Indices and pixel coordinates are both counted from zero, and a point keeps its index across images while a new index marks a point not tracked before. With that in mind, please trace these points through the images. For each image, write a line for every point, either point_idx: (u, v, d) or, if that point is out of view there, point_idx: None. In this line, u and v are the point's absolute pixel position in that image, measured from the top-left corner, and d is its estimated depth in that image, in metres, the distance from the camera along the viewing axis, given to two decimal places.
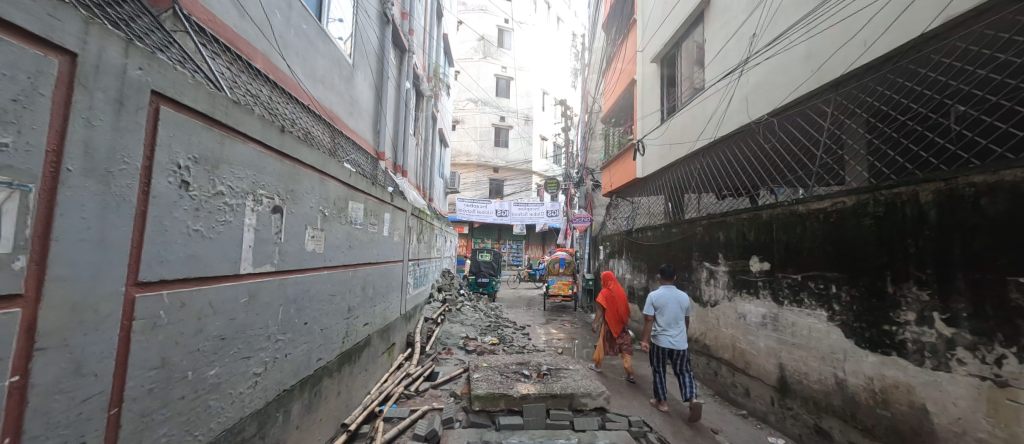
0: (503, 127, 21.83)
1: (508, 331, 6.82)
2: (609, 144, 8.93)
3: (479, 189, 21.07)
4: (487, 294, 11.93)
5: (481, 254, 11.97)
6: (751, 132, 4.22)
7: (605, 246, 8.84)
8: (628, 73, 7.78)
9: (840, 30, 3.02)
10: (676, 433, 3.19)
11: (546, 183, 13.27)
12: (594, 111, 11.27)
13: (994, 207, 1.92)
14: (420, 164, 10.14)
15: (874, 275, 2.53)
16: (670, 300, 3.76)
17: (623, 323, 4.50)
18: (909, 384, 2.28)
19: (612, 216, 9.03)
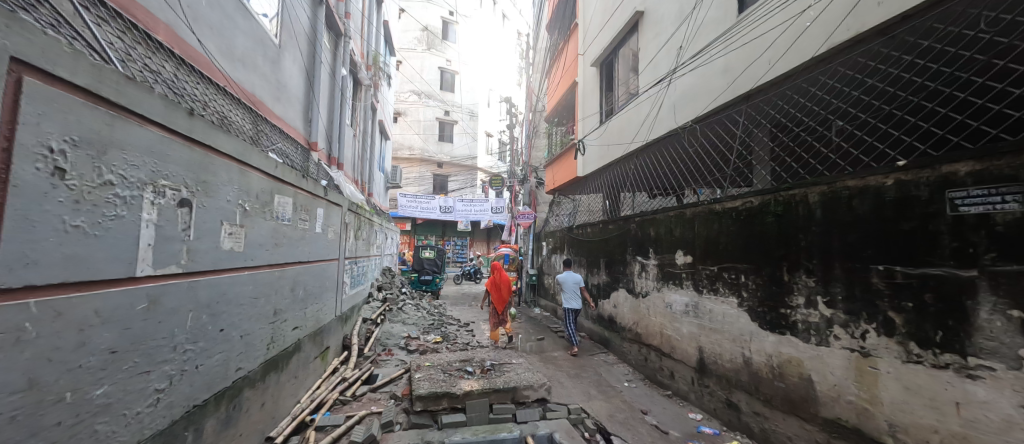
0: (448, 122, 21.42)
1: (451, 329, 6.74)
2: (552, 143, 9.21)
3: (423, 185, 20.46)
4: (430, 292, 11.63)
5: (424, 250, 11.74)
6: (676, 138, 4.63)
7: (548, 243, 9.14)
8: (570, 76, 8.09)
9: (750, 49, 3.41)
10: (611, 417, 3.41)
11: (492, 180, 13.30)
12: (538, 110, 11.54)
13: (863, 207, 2.33)
14: (358, 158, 9.56)
15: (774, 265, 2.94)
16: (571, 278, 5.68)
17: (506, 303, 5.91)
18: (799, 357, 2.70)
19: (554, 212, 9.32)
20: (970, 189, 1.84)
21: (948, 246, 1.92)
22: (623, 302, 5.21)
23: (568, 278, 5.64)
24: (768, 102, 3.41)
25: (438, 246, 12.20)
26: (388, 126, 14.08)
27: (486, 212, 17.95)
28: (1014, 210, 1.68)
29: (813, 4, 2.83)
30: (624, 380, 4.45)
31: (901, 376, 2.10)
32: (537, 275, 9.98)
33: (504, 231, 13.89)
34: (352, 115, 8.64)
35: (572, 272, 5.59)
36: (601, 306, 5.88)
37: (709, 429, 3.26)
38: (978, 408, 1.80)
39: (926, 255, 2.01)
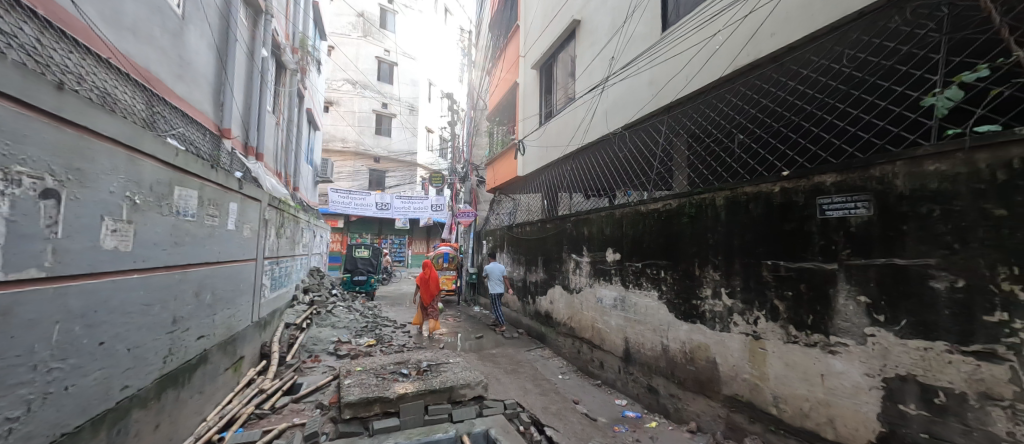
0: (385, 114, 20.44)
1: (386, 331, 6.47)
2: (493, 142, 9.27)
3: (357, 180, 19.31)
4: (364, 293, 11.00)
5: (358, 249, 11.12)
6: (607, 143, 4.90)
7: (488, 241, 9.18)
8: (511, 77, 8.20)
9: (670, 63, 3.71)
10: (545, 409, 3.53)
11: (432, 177, 12.88)
12: (480, 109, 11.53)
13: (757, 209, 2.71)
14: (281, 149, 8.70)
15: (688, 261, 3.28)
16: (497, 270, 6.76)
17: (434, 297, 6.31)
18: (707, 343, 3.05)
19: (495, 211, 9.37)
20: (833, 196, 2.24)
21: (817, 244, 2.32)
22: (559, 298, 5.43)
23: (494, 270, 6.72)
24: (686, 115, 3.76)
25: (373, 244, 11.64)
26: (318, 116, 13.02)
27: (426, 209, 17.49)
28: (862, 214, 2.10)
29: (721, 29, 3.15)
30: (559, 373, 4.65)
31: (783, 354, 2.49)
32: (478, 273, 10.00)
33: (444, 229, 13.64)
34: (273, 101, 7.82)
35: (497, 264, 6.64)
36: (538, 303, 6.07)
37: (632, 413, 3.54)
38: (836, 377, 2.19)
39: (802, 252, 2.40)
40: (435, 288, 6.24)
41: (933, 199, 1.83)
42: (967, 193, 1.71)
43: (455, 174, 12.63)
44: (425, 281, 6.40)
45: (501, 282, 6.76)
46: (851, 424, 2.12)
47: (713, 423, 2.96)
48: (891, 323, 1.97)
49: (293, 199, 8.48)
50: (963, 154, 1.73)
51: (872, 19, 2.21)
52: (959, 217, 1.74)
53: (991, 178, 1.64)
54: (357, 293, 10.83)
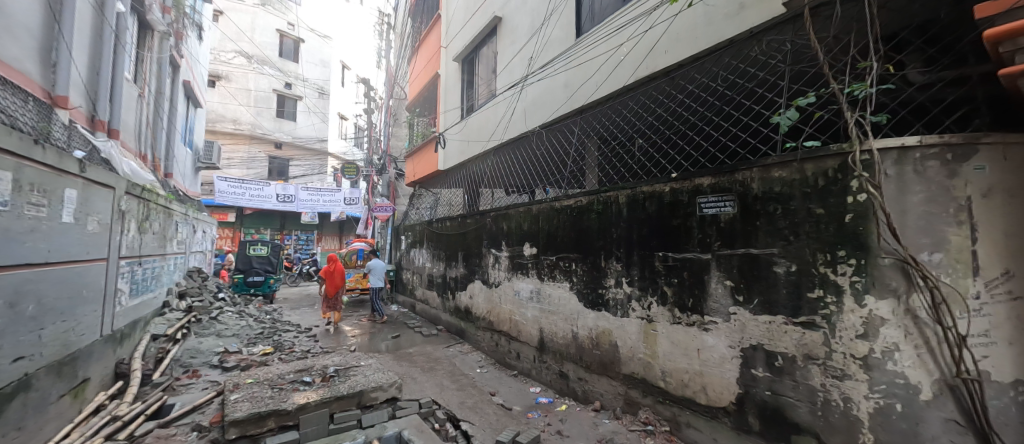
0: (290, 96, 18.32)
1: (287, 336, 5.86)
2: (413, 134, 8.92)
3: (253, 168, 16.95)
4: (262, 296, 9.78)
5: (252, 247, 9.77)
6: (525, 140, 5.04)
7: (407, 237, 8.82)
8: (432, 67, 7.98)
9: (582, 68, 3.93)
10: (461, 404, 3.52)
11: (345, 168, 11.95)
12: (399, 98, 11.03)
13: (650, 207, 3.03)
14: (148, 126, 7.23)
15: (595, 253, 3.54)
16: (378, 266, 7.66)
17: (338, 288, 6.64)
18: (610, 328, 3.33)
19: (414, 205, 9.03)
20: (709, 196, 2.61)
21: (696, 237, 2.68)
22: (478, 293, 5.46)
23: (376, 266, 7.61)
24: (596, 118, 4.02)
25: (272, 241, 10.33)
26: (199, 91, 11.08)
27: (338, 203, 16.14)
28: (728, 211, 2.48)
29: (624, 42, 3.43)
30: (476, 367, 4.68)
31: (670, 334, 2.83)
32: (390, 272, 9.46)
33: (359, 224, 12.80)
34: (133, 67, 6.46)
35: (380, 262, 7.54)
36: (458, 298, 6.03)
37: (545, 399, 3.72)
38: (708, 350, 2.57)
39: (684, 244, 2.76)
40: (340, 278, 6.64)
41: (776, 200, 2.24)
42: (798, 195, 2.13)
43: (371, 165, 11.90)
44: (330, 274, 6.73)
45: (382, 277, 7.64)
46: (718, 389, 2.50)
47: (614, 400, 3.25)
48: (747, 302, 2.37)
49: (164, 187, 7.10)
50: (797, 163, 2.14)
51: (739, 47, 2.62)
52: (793, 215, 2.15)
53: (815, 183, 2.06)
54: (252, 296, 9.69)
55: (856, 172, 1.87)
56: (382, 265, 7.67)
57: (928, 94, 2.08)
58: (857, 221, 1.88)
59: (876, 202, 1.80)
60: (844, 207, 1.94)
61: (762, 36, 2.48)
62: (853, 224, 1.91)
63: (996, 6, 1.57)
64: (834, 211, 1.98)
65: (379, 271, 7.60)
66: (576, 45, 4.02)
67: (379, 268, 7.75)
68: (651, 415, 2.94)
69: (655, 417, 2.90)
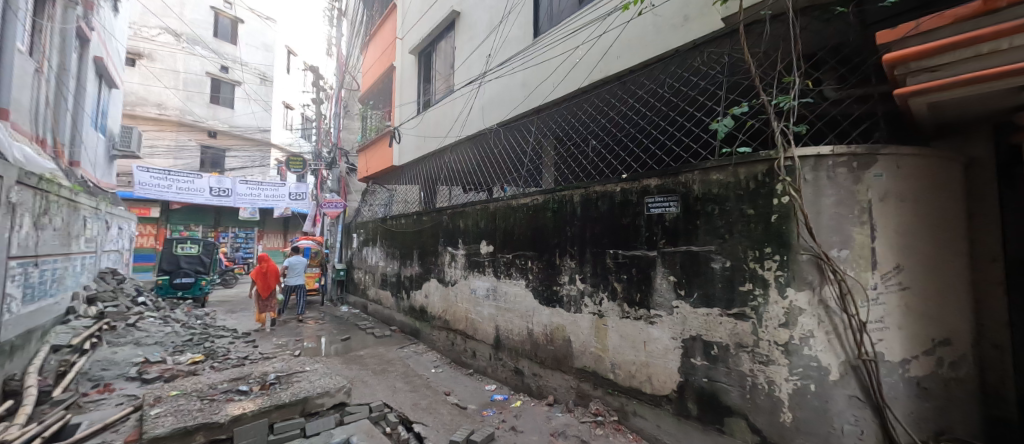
0: (226, 81, 16.81)
1: (221, 342, 5.38)
2: (366, 127, 8.57)
3: (183, 158, 15.35)
4: (192, 299, 8.92)
5: (181, 245, 8.94)
6: (483, 138, 5.02)
7: (358, 235, 8.45)
8: (387, 59, 7.71)
9: (540, 68, 3.97)
10: (414, 406, 3.43)
11: (290, 161, 11.15)
12: (351, 89, 10.54)
13: (602, 206, 3.14)
14: (47, 107, 6.30)
15: (550, 251, 3.61)
16: (299, 263, 7.85)
17: (272, 290, 6.57)
18: (564, 324, 3.41)
19: (367, 202, 8.68)
20: (655, 196, 2.75)
21: (644, 235, 2.82)
22: (434, 292, 5.36)
23: (296, 263, 7.78)
24: (552, 119, 4.08)
25: (205, 238, 9.49)
26: (115, 71, 9.83)
27: (282, 198, 15.08)
28: (672, 211, 2.63)
29: (580, 45, 3.51)
30: (431, 367, 4.59)
31: (619, 328, 2.95)
32: (339, 272, 9.02)
33: (307, 221, 12.06)
34: (27, 38, 5.58)
35: (300, 258, 7.78)
36: (412, 298, 5.88)
37: (500, 396, 3.73)
38: (653, 342, 2.71)
39: (633, 242, 2.89)
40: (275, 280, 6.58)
41: (714, 201, 2.41)
42: (733, 197, 2.31)
43: (319, 159, 11.25)
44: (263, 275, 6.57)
45: (302, 274, 7.89)
46: (662, 378, 2.65)
47: (566, 393, 3.34)
48: (688, 296, 2.53)
49: (69, 178, 6.21)
50: (731, 167, 2.32)
51: (684, 56, 2.78)
52: (727, 216, 2.33)
53: (747, 186, 2.24)
54: (179, 300, 8.76)
55: (782, 177, 2.06)
56: (302, 262, 7.91)
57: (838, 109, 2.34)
58: (782, 221, 2.08)
59: (797, 204, 2.00)
60: (770, 207, 2.13)
61: (704, 48, 2.66)
62: (778, 223, 2.10)
63: (892, 34, 1.79)
64: (762, 211, 2.17)
65: (299, 268, 7.82)
66: (534, 45, 4.05)
67: (300, 264, 7.94)
68: (600, 406, 3.05)
69: (605, 408, 3.01)
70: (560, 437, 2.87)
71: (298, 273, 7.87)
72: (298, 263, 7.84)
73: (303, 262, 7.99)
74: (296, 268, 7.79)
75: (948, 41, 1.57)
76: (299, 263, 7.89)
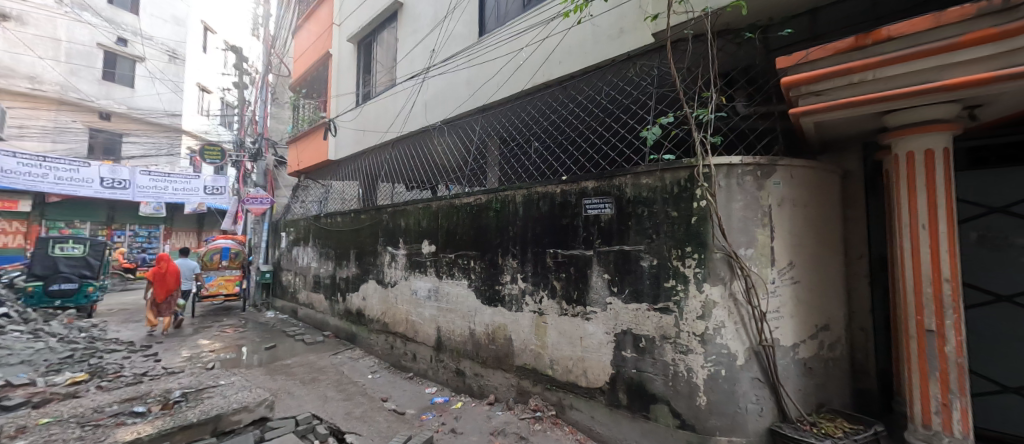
0: (126, 55, 14.59)
1: (112, 358, 4.66)
2: (298, 117, 7.98)
3: (67, 142, 13.07)
4: (75, 308, 7.71)
5: (59, 245, 7.56)
6: (427, 134, 4.90)
7: (288, 233, 7.80)
8: (322, 45, 7.22)
9: (485, 67, 3.96)
10: (347, 415, 3.26)
11: (206, 150, 9.98)
12: (280, 75, 9.70)
13: (542, 207, 3.23)
14: None
15: (492, 250, 3.63)
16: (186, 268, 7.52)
17: (172, 290, 6.33)
18: (505, 323, 3.45)
19: (299, 198, 8.05)
20: (592, 198, 2.88)
21: (581, 235, 2.94)
22: (372, 294, 5.13)
23: (184, 268, 7.49)
24: (497, 118, 4.08)
25: (92, 236, 8.14)
26: None
27: (196, 193, 13.59)
28: (607, 212, 2.77)
29: (524, 47, 3.56)
30: (368, 373, 4.39)
31: (558, 325, 3.04)
32: (265, 274, 8.28)
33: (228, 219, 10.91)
34: None
35: (189, 262, 7.52)
36: (348, 301, 5.57)
37: (441, 398, 3.67)
38: (589, 338, 2.84)
39: (571, 242, 3.00)
40: (175, 281, 6.38)
41: (643, 204, 2.58)
42: (659, 200, 2.49)
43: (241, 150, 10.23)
44: (161, 275, 6.32)
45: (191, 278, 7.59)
46: (597, 371, 2.78)
47: (507, 392, 3.38)
48: (620, 292, 2.67)
49: None
50: (658, 172, 2.49)
51: (618, 66, 2.96)
52: (654, 217, 2.51)
53: (671, 190, 2.43)
54: (57, 310, 7.46)
55: (700, 182, 2.26)
56: (191, 267, 7.57)
57: (749, 123, 2.62)
58: (700, 222, 2.28)
59: (713, 208, 2.21)
60: (691, 210, 2.33)
61: (637, 60, 2.85)
62: (697, 224, 2.30)
63: (788, 61, 2.04)
64: (683, 213, 2.36)
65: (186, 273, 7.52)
66: (479, 43, 4.02)
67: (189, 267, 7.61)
68: (539, 402, 3.13)
69: (543, 404, 3.10)
70: (499, 435, 2.88)
71: (188, 276, 7.59)
72: (187, 265, 7.58)
73: (192, 266, 7.67)
74: (185, 273, 7.47)
75: (829, 70, 1.84)
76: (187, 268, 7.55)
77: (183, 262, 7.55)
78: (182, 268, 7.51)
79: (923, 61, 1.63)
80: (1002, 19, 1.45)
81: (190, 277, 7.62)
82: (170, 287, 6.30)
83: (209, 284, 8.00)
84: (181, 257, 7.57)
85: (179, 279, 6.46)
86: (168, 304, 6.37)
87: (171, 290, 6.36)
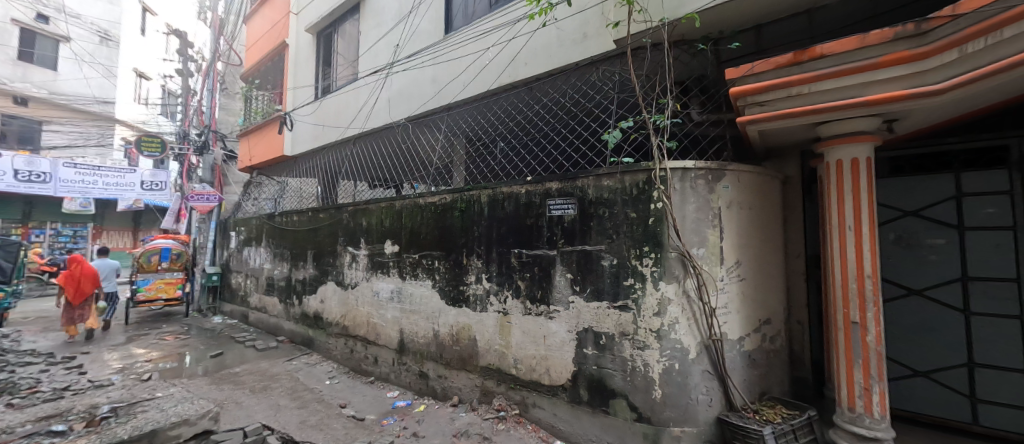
0: (47, 34, 13.13)
1: (26, 372, 4.16)
2: (250, 109, 7.52)
3: None
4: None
5: None
6: (391, 131, 4.79)
7: (238, 233, 7.31)
8: (277, 34, 6.86)
9: (451, 65, 3.91)
10: (302, 423, 3.11)
11: (144, 142, 9.16)
12: (230, 64, 9.09)
13: (508, 207, 3.24)
14: None
15: (456, 249, 3.60)
16: (106, 268, 6.74)
17: (86, 295, 5.85)
18: (469, 323, 3.43)
19: (251, 195, 7.58)
20: (556, 198, 2.92)
21: (545, 235, 2.98)
22: (331, 297, 4.92)
23: (105, 269, 6.73)
24: (463, 117, 4.05)
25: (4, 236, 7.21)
26: None
27: (132, 188, 12.18)
28: (571, 213, 2.83)
29: (490, 47, 3.55)
30: (325, 379, 4.21)
31: (522, 324, 3.07)
32: (212, 277, 7.72)
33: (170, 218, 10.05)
34: None
35: (112, 262, 6.82)
36: (305, 303, 5.32)
37: (403, 402, 3.60)
38: (552, 336, 2.88)
39: (535, 242, 3.04)
40: (91, 284, 5.91)
41: (604, 205, 2.65)
42: (620, 201, 2.57)
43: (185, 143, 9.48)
44: (73, 279, 5.83)
45: (114, 279, 6.87)
46: (560, 368, 2.83)
47: (471, 392, 3.37)
48: (582, 291, 2.73)
49: None
50: (619, 174, 2.57)
51: (581, 70, 3.04)
52: (614, 218, 2.59)
53: (631, 192, 2.51)
54: None
55: (657, 185, 2.36)
56: (112, 266, 6.82)
57: (704, 129, 2.76)
58: (657, 223, 2.37)
59: (668, 209, 2.31)
60: (648, 211, 2.42)
61: (599, 65, 2.93)
62: (654, 225, 2.39)
63: (737, 72, 2.17)
64: (642, 214, 2.45)
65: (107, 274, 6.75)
66: (446, 40, 3.97)
67: (110, 267, 6.85)
68: (503, 401, 3.14)
69: (507, 403, 3.11)
70: (462, 437, 2.86)
71: (110, 277, 6.87)
72: (108, 265, 6.81)
73: (114, 266, 6.90)
74: (106, 273, 6.75)
75: (771, 83, 1.98)
76: (108, 268, 6.81)
77: (104, 262, 6.80)
78: (101, 267, 6.73)
79: (849, 78, 1.80)
80: (915, 43, 1.61)
81: (112, 277, 6.90)
82: (84, 291, 5.82)
83: (145, 288, 7.31)
84: (101, 256, 6.81)
85: (95, 283, 5.99)
86: (85, 309, 5.89)
87: (86, 295, 5.88)
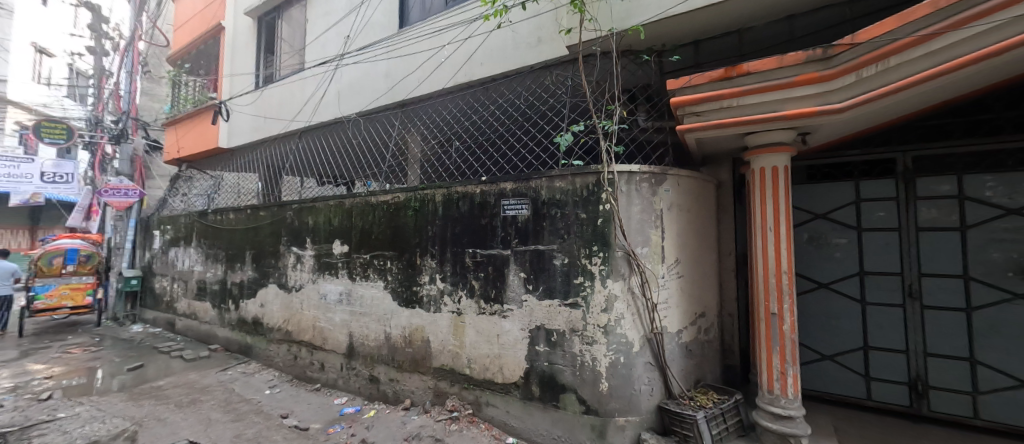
0: None
1: None
2: (179, 96, 6.83)
3: None
4: None
5: None
6: (340, 126, 4.58)
7: (164, 232, 6.61)
8: (213, 16, 6.30)
9: (406, 60, 3.82)
10: (237, 437, 2.90)
11: (44, 128, 7.98)
12: (156, 44, 8.19)
13: (462, 207, 3.23)
14: None
15: (409, 249, 3.53)
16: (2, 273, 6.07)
17: None
18: (422, 325, 3.38)
19: (181, 190, 6.89)
20: (511, 198, 2.96)
21: (499, 235, 3.01)
22: (272, 300, 4.61)
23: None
24: (418, 113, 3.97)
25: None
26: None
27: (30, 179, 10.59)
28: (524, 213, 2.88)
29: (445, 44, 3.51)
30: (265, 388, 3.95)
31: (475, 324, 3.07)
32: (132, 282, 6.92)
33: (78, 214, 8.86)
34: None
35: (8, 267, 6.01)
36: (243, 309, 4.93)
37: (352, 409, 3.47)
38: (505, 335, 2.91)
39: (489, 242, 3.06)
40: None
41: (556, 206, 2.72)
42: (570, 202, 2.65)
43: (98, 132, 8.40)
44: None
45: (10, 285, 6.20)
46: (513, 366, 2.87)
47: (424, 395, 3.32)
48: (535, 290, 2.79)
49: None
50: (571, 176, 2.65)
51: (535, 74, 3.10)
52: (565, 219, 2.67)
53: (582, 193, 2.60)
54: None
55: (606, 187, 2.47)
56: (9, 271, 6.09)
57: (648, 135, 2.93)
58: (605, 224, 2.48)
59: (615, 211, 2.43)
60: (597, 212, 2.52)
61: (553, 69, 3.01)
62: (602, 226, 2.49)
63: (676, 83, 2.31)
64: (591, 215, 2.54)
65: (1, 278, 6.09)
66: (400, 34, 3.87)
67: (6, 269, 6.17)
68: (456, 402, 3.13)
69: (460, 403, 3.11)
70: (413, 440, 2.82)
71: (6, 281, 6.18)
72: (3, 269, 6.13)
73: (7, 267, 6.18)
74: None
75: (706, 95, 2.13)
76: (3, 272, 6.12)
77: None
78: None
79: (771, 94, 1.99)
80: (823, 66, 1.83)
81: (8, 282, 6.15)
82: None
83: (46, 295, 6.40)
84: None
85: None
86: None
87: None
